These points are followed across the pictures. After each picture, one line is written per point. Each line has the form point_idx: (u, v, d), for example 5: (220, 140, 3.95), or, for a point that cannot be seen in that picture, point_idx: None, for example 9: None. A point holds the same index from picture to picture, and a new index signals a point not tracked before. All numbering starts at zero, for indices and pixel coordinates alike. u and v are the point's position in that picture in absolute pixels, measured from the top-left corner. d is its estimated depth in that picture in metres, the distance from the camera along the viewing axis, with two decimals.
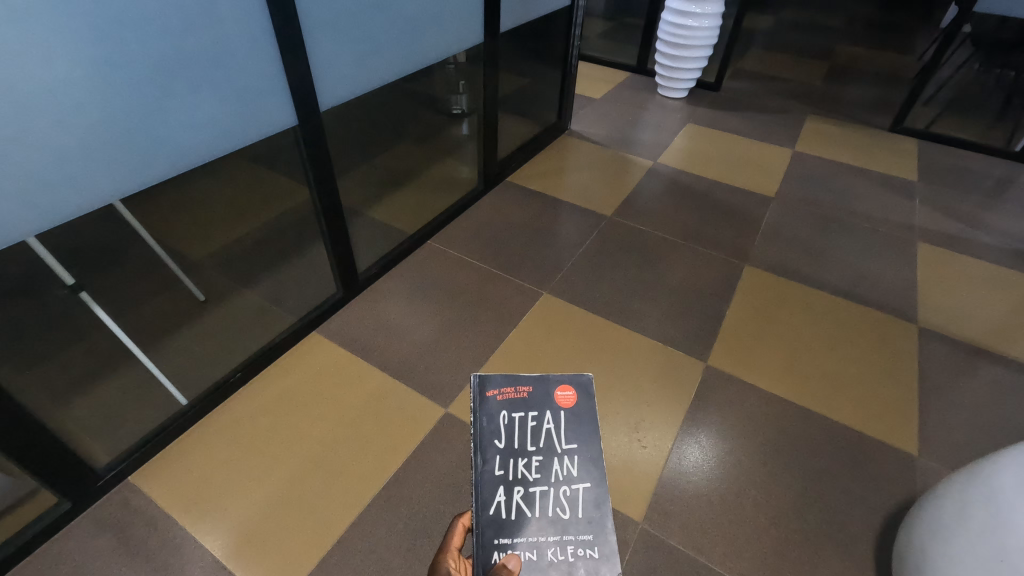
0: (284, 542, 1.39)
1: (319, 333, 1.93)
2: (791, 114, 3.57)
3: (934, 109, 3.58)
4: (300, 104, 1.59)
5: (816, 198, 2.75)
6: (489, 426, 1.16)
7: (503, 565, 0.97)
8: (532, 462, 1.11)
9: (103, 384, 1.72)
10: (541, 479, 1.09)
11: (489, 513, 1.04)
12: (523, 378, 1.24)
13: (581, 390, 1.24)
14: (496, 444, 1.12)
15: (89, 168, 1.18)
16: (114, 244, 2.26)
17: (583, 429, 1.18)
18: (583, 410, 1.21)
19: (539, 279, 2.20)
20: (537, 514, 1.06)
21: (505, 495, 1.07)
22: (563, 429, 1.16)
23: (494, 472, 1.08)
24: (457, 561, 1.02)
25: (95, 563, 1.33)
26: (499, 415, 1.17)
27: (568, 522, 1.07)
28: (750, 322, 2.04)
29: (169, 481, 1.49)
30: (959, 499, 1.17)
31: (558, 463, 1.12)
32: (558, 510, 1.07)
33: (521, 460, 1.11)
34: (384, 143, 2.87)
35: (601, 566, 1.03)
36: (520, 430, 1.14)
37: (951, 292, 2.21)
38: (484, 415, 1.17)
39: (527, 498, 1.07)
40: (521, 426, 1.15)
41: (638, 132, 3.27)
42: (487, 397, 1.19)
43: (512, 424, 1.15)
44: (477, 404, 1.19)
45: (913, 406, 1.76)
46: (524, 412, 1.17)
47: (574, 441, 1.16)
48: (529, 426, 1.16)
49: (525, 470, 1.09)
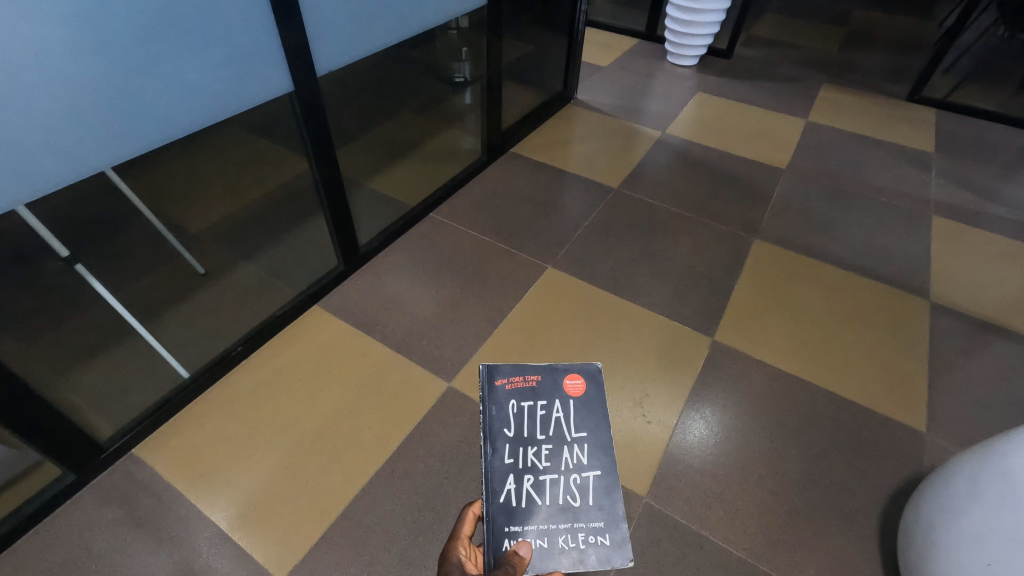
0: (287, 515, 1.39)
1: (320, 306, 1.90)
2: (805, 83, 3.45)
3: (954, 77, 3.45)
4: (296, 70, 1.52)
5: (829, 171, 2.67)
6: (498, 416, 1.24)
7: (514, 553, 0.96)
8: (542, 450, 1.19)
9: (103, 357, 1.71)
10: (551, 467, 1.17)
11: (500, 500, 1.11)
12: (531, 369, 1.32)
13: (589, 380, 1.34)
14: (506, 432, 1.20)
15: (74, 135, 1.12)
16: (111, 216, 2.22)
17: (592, 418, 1.27)
18: (592, 397, 1.31)
19: (544, 252, 2.16)
20: (547, 502, 1.13)
21: (516, 483, 1.14)
22: (572, 418, 1.25)
23: (505, 461, 1.16)
24: (467, 548, 1.01)
25: (101, 535, 1.34)
26: (508, 405, 1.25)
27: (579, 510, 1.14)
28: (758, 298, 2.00)
29: (172, 454, 1.49)
30: (970, 475, 1.15)
31: (568, 451, 1.20)
32: (568, 498, 1.14)
33: (530, 449, 1.19)
34: (385, 112, 2.79)
35: (613, 553, 1.10)
36: (531, 420, 1.23)
37: (965, 267, 2.16)
38: (494, 404, 1.25)
39: (537, 486, 1.14)
40: (530, 415, 1.24)
41: (647, 102, 3.17)
42: (496, 386, 1.28)
43: (522, 413, 1.23)
44: (487, 394, 1.27)
45: (924, 382, 1.73)
46: (532, 402, 1.26)
47: (583, 429, 1.24)
48: (539, 415, 1.24)
49: (535, 459, 1.17)
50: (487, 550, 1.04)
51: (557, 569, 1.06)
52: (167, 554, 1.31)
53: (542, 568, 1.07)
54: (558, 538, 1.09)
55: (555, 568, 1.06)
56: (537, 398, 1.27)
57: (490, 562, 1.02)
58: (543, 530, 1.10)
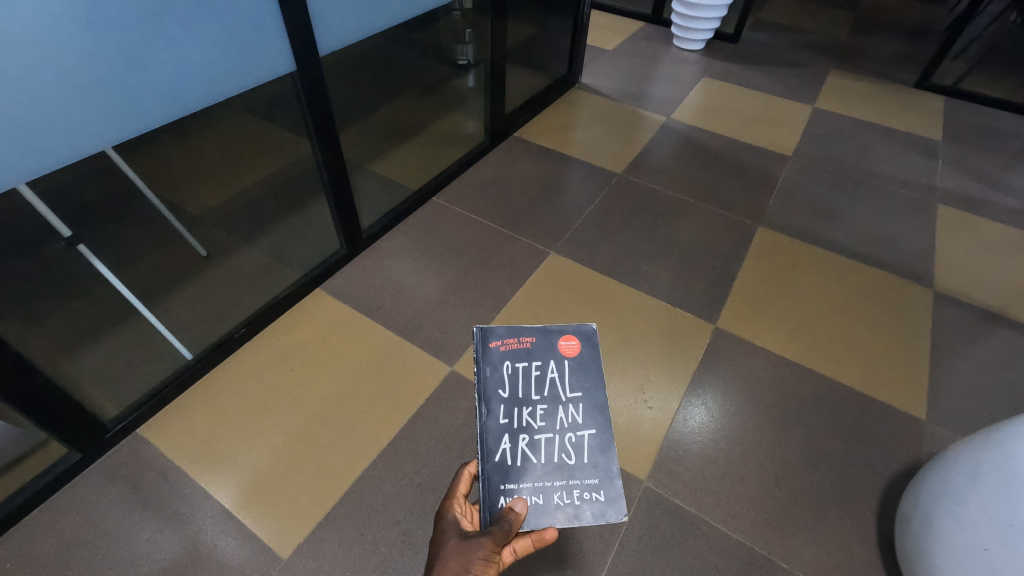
0: (293, 495, 1.40)
1: (323, 290, 1.90)
2: (813, 68, 3.40)
3: (965, 64, 3.40)
4: (298, 49, 1.50)
5: (835, 158, 2.65)
6: (492, 376, 1.22)
7: (510, 509, 1.00)
8: (538, 410, 1.17)
9: (106, 338, 1.72)
10: (546, 426, 1.15)
11: (495, 459, 1.10)
12: (526, 330, 1.28)
13: (586, 341, 1.28)
14: (500, 393, 1.18)
15: (72, 112, 1.10)
16: (112, 197, 2.21)
17: (587, 378, 1.24)
18: (587, 359, 1.27)
19: (546, 238, 2.15)
20: (542, 460, 1.12)
21: (511, 443, 1.13)
22: (567, 377, 1.23)
23: (500, 421, 1.15)
24: (463, 507, 1.07)
25: (108, 512, 1.35)
26: (503, 364, 1.23)
27: (573, 468, 1.13)
28: (761, 285, 2.00)
29: (178, 435, 1.50)
30: (969, 462, 1.16)
31: (562, 410, 1.18)
32: (562, 456, 1.14)
33: (526, 409, 1.17)
34: (387, 95, 2.76)
35: (607, 508, 1.09)
36: (526, 379, 1.21)
37: (970, 256, 2.15)
38: (488, 365, 1.22)
39: (532, 445, 1.13)
40: (525, 375, 1.21)
41: (652, 86, 3.13)
42: (491, 348, 1.24)
43: (517, 374, 1.21)
44: (481, 355, 1.24)
45: (925, 371, 1.73)
46: (527, 363, 1.23)
47: (578, 390, 1.22)
48: (533, 375, 1.21)
49: (531, 419, 1.16)
50: (482, 508, 1.05)
51: (552, 525, 1.06)
52: (173, 532, 1.33)
53: (537, 523, 1.07)
54: (553, 495, 1.09)
55: (550, 524, 1.07)
56: (534, 360, 1.23)
57: (486, 518, 1.04)
58: (539, 488, 1.10)
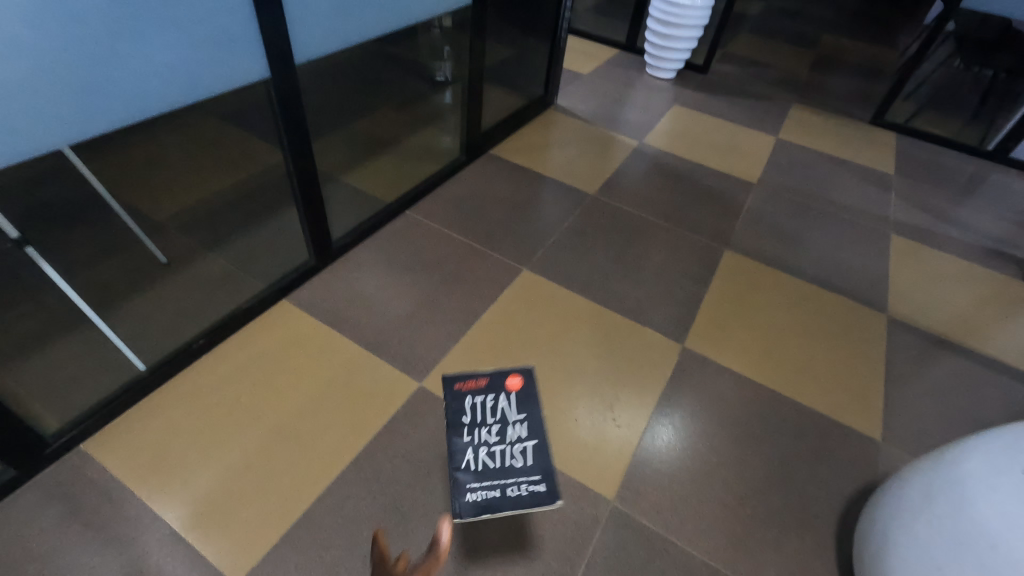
0: (245, 517, 1.34)
1: (289, 301, 1.85)
2: (776, 101, 3.57)
3: (914, 104, 3.63)
4: (273, 56, 1.48)
5: (797, 187, 2.76)
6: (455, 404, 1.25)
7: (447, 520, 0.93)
8: (492, 426, 1.22)
9: (51, 346, 1.62)
10: (500, 437, 1.21)
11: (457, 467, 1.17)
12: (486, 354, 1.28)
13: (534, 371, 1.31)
14: (461, 414, 1.23)
15: (25, 111, 1.05)
16: (66, 198, 2.11)
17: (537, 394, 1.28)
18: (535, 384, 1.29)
19: (519, 254, 2.16)
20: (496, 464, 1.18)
21: (472, 453, 1.19)
22: (519, 397, 1.27)
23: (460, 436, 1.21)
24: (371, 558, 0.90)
25: (42, 534, 1.26)
26: (464, 398, 1.25)
27: (521, 469, 1.18)
28: (727, 307, 2.05)
29: (125, 451, 1.42)
30: (922, 483, 1.20)
31: (513, 424, 1.23)
32: (513, 460, 1.19)
33: (483, 425, 1.23)
34: (363, 107, 2.74)
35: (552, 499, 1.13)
36: (482, 408, 1.25)
37: (920, 284, 2.26)
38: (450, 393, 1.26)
39: (489, 453, 1.19)
40: (480, 399, 1.26)
41: (625, 111, 3.21)
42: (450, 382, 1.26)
43: (474, 398, 1.26)
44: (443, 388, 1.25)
45: (880, 393, 1.80)
46: (485, 395, 1.26)
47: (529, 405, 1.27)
48: (488, 398, 1.26)
49: (486, 432, 1.21)
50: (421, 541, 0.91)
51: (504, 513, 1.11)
52: (115, 556, 1.25)
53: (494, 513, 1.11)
54: (507, 489, 1.14)
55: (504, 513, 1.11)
56: (490, 390, 1.26)
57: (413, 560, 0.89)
58: (492, 484, 1.15)
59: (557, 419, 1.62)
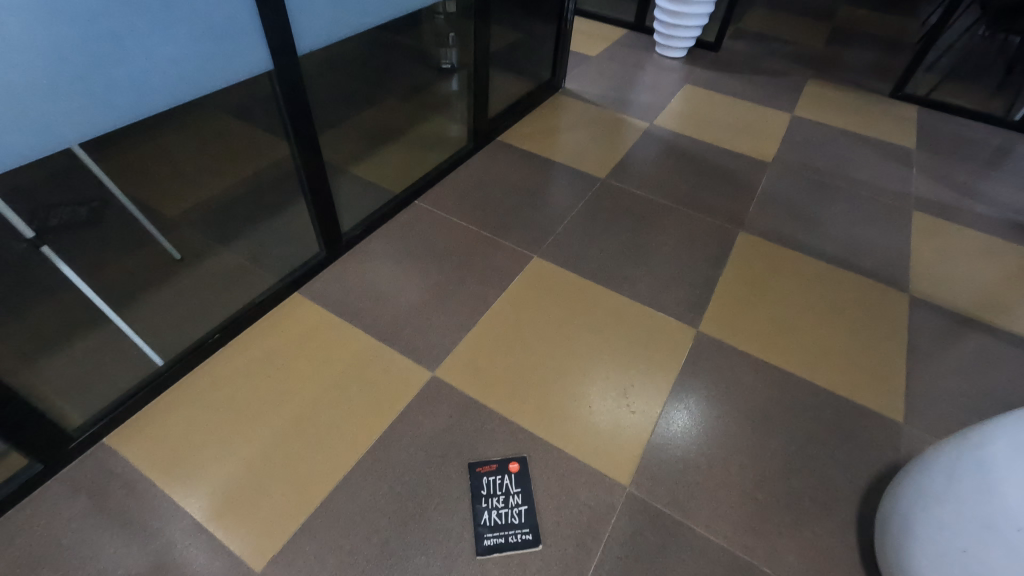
0: (265, 507, 1.36)
1: (301, 294, 1.86)
2: (791, 77, 3.47)
3: (936, 75, 3.49)
4: (276, 47, 1.46)
5: (814, 165, 2.69)
6: (472, 482, 1.42)
7: None
8: (501, 498, 1.39)
9: (72, 344, 1.65)
10: (504, 506, 1.37)
11: (475, 523, 1.34)
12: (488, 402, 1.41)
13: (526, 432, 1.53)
14: (479, 491, 1.40)
15: (34, 110, 1.06)
16: (81, 198, 2.13)
17: (536, 484, 1.44)
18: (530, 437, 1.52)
19: (529, 242, 2.14)
20: (501, 525, 1.34)
21: (484, 516, 1.35)
22: (522, 485, 1.42)
23: (475, 509, 1.37)
24: None
25: (71, 525, 1.29)
26: (481, 477, 1.43)
27: (517, 526, 1.35)
28: (743, 290, 2.01)
29: (147, 444, 1.45)
30: (947, 465, 1.17)
31: (513, 494, 1.40)
32: (512, 520, 1.36)
33: (492, 498, 1.39)
34: (369, 98, 2.73)
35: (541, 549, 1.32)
36: (493, 486, 1.41)
37: (944, 261, 2.19)
38: (469, 476, 1.43)
39: (497, 521, 1.35)
40: (491, 481, 1.42)
41: (635, 93, 3.15)
42: (472, 466, 1.45)
43: (488, 482, 1.42)
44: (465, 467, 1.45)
45: (902, 374, 1.76)
46: (497, 474, 1.44)
47: (527, 488, 1.42)
48: (496, 481, 1.42)
49: (495, 503, 1.38)
50: None
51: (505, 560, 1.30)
52: (140, 546, 1.28)
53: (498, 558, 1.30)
54: (509, 540, 1.32)
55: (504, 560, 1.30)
56: (500, 470, 1.45)
57: None
58: (500, 532, 1.33)
59: (571, 406, 1.61)
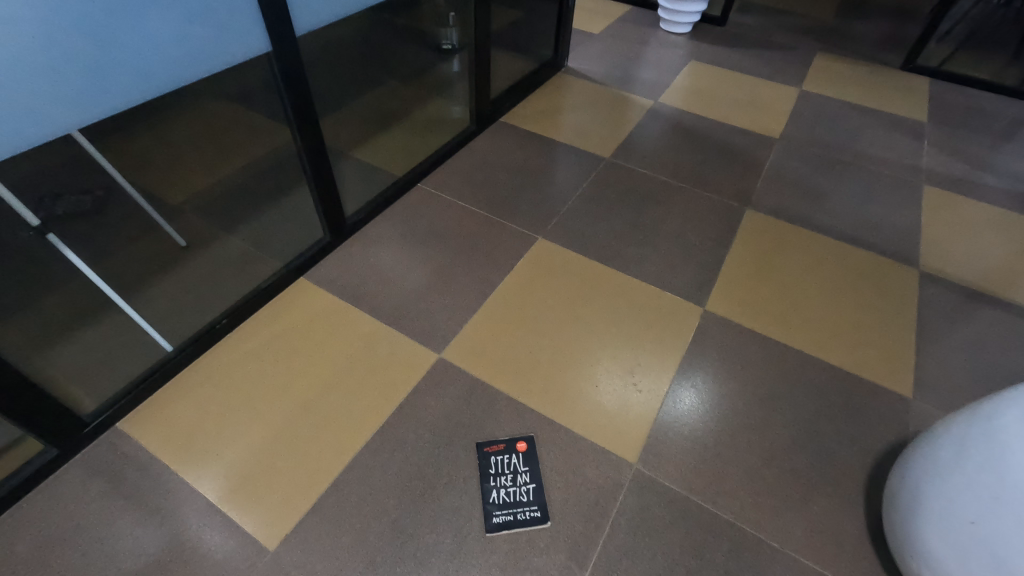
0: (276, 487, 1.38)
1: (307, 279, 1.86)
2: (800, 51, 3.39)
3: (949, 46, 3.40)
4: (274, 29, 1.44)
5: (822, 140, 2.64)
6: (480, 461, 1.43)
7: None
8: (509, 477, 1.40)
9: (82, 331, 1.67)
10: (512, 484, 1.39)
11: (484, 501, 1.36)
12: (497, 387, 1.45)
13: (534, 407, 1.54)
14: (487, 470, 1.41)
15: (34, 97, 1.05)
16: (85, 186, 2.14)
17: (544, 463, 1.44)
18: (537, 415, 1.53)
19: (534, 223, 2.12)
20: (510, 503, 1.36)
21: (493, 494, 1.37)
22: (530, 464, 1.43)
23: (484, 487, 1.38)
24: None
25: (88, 508, 1.32)
26: (488, 456, 1.45)
27: (525, 504, 1.36)
28: (750, 268, 1.99)
29: (159, 428, 1.47)
30: (956, 439, 1.16)
31: (521, 473, 1.41)
32: (520, 498, 1.37)
33: (501, 477, 1.40)
34: (370, 81, 2.69)
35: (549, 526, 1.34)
36: (502, 464, 1.42)
37: (955, 236, 2.16)
38: (477, 455, 1.44)
39: (506, 499, 1.36)
40: (499, 460, 1.43)
41: (639, 70, 3.09)
42: (479, 445, 1.46)
43: (495, 462, 1.43)
44: (473, 446, 1.46)
45: (911, 350, 1.74)
46: (504, 452, 1.45)
47: (534, 467, 1.43)
48: (504, 460, 1.43)
49: (503, 481, 1.39)
50: None
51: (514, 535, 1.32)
52: (157, 527, 1.30)
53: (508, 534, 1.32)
54: (517, 516, 1.34)
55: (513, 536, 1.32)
56: (508, 449, 1.46)
57: None
58: (509, 510, 1.35)
59: (577, 385, 1.62)
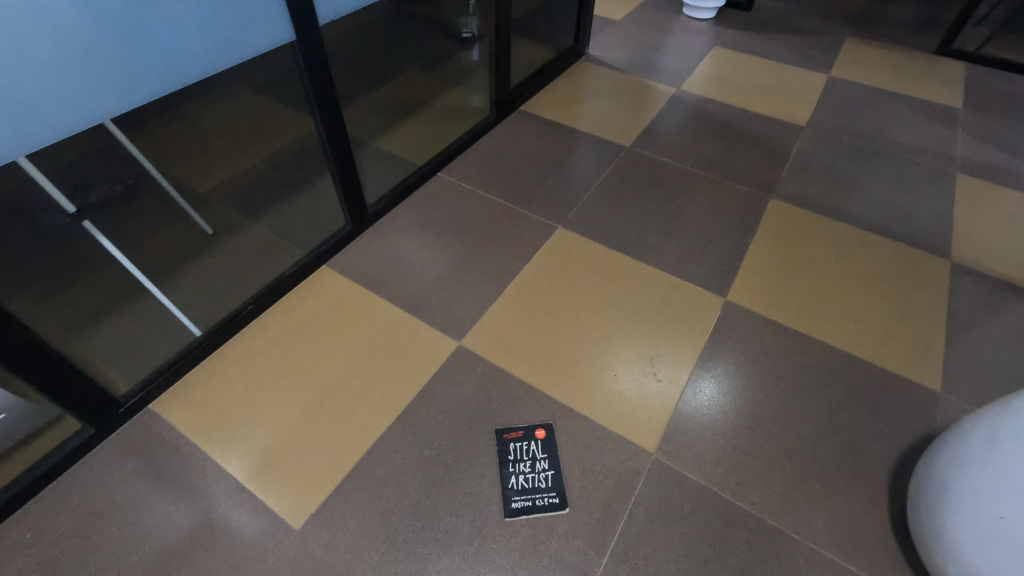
0: (301, 469, 1.41)
1: (330, 266, 1.89)
2: (829, 36, 3.29)
3: (988, 28, 3.26)
4: (298, 17, 1.45)
5: (851, 128, 2.57)
6: (499, 448, 1.45)
7: None
8: (527, 463, 1.41)
9: (116, 315, 1.73)
10: (531, 471, 1.40)
11: (502, 486, 1.38)
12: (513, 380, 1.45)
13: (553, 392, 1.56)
14: (505, 456, 1.42)
15: (72, 86, 1.09)
16: (116, 176, 2.20)
17: (563, 450, 1.45)
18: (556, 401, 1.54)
19: (553, 212, 2.12)
20: (528, 488, 1.37)
21: (511, 480, 1.38)
22: (548, 451, 1.44)
23: (502, 473, 1.40)
24: None
25: (124, 485, 1.37)
26: (508, 442, 1.46)
27: (543, 490, 1.38)
28: (774, 258, 1.96)
29: (190, 410, 1.52)
30: (985, 433, 1.13)
31: (540, 459, 1.42)
32: (538, 484, 1.38)
33: (519, 463, 1.41)
34: (391, 70, 2.70)
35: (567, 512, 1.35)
36: (520, 451, 1.44)
37: (990, 226, 2.09)
38: (496, 441, 1.46)
39: (524, 484, 1.38)
40: (518, 447, 1.44)
41: (662, 57, 3.04)
42: (499, 432, 1.48)
43: (514, 448, 1.44)
44: (492, 433, 1.48)
45: (940, 342, 1.70)
46: (524, 439, 1.46)
47: (554, 454, 1.44)
48: (523, 447, 1.45)
49: (522, 467, 1.40)
50: None
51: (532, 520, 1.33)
52: (188, 504, 1.35)
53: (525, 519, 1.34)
54: (535, 502, 1.35)
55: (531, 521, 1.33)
56: (526, 436, 1.47)
57: None
58: (527, 495, 1.36)
59: (596, 374, 1.62)
